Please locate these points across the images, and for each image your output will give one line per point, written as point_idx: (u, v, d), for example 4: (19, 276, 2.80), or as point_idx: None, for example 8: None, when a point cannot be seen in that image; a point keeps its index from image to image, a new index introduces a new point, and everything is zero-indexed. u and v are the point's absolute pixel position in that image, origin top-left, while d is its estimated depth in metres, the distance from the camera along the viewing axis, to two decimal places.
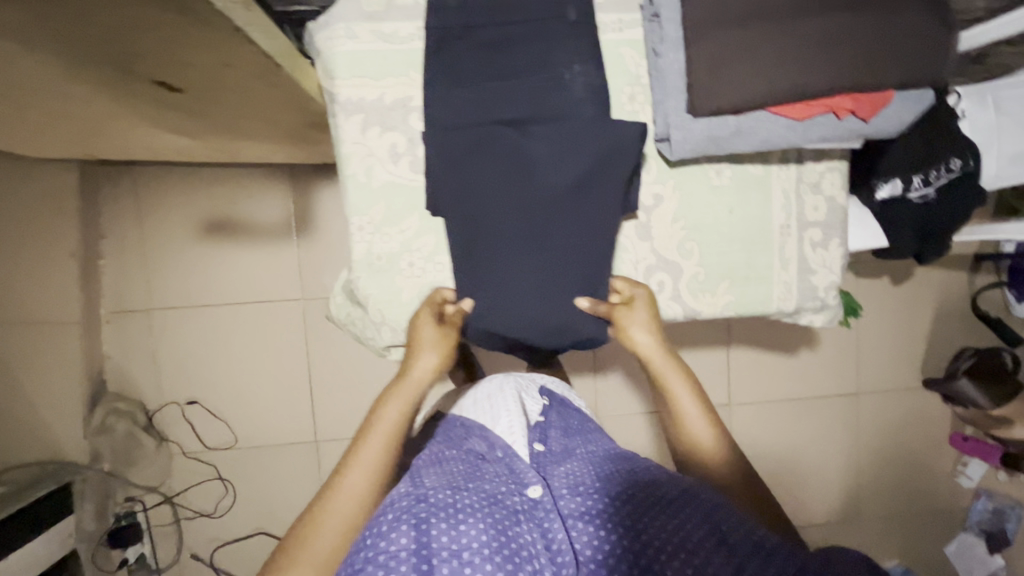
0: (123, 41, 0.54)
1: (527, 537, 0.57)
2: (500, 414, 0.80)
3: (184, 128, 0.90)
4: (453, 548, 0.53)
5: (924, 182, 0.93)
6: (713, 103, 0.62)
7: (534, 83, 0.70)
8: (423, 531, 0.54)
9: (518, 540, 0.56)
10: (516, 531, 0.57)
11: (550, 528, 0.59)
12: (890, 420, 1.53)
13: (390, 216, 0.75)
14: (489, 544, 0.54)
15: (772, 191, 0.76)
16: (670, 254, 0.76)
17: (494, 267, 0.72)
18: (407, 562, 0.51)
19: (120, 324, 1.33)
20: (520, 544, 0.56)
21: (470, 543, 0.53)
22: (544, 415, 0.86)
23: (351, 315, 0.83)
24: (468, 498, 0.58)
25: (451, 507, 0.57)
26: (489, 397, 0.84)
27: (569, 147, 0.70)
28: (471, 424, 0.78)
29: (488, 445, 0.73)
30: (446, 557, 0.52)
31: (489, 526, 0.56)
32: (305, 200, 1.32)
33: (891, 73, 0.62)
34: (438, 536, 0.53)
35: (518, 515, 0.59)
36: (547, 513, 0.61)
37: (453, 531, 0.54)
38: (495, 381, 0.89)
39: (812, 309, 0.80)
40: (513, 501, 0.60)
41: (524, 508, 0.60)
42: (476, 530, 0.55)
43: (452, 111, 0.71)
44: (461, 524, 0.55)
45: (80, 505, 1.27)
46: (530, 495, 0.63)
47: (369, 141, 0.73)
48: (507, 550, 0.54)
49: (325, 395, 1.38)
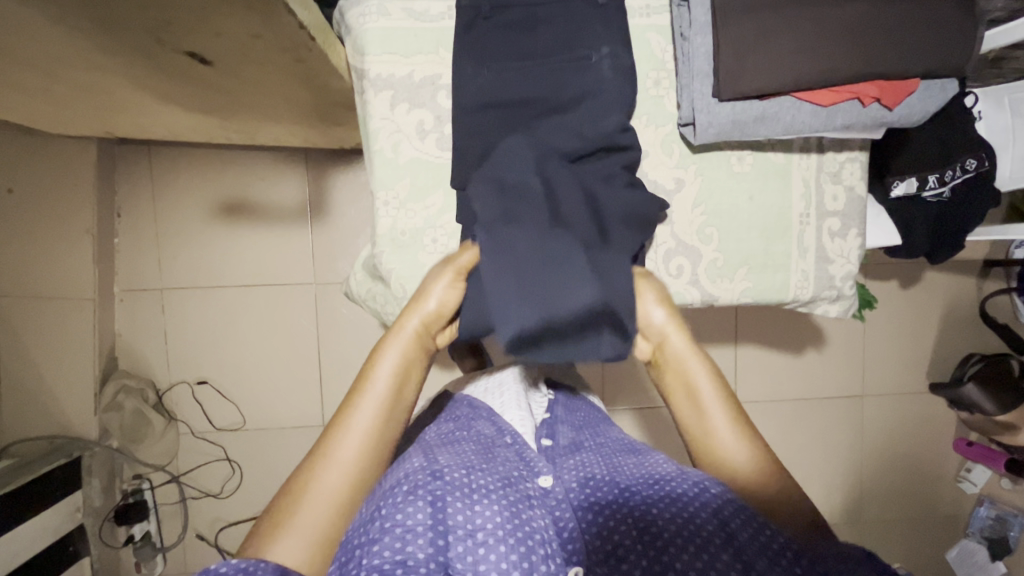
0: (154, 8, 0.55)
1: (540, 522, 0.58)
2: (509, 404, 0.81)
3: (207, 103, 0.91)
4: (468, 527, 0.55)
5: (939, 181, 0.95)
6: (738, 87, 0.62)
7: (547, 93, 0.71)
8: (439, 509, 0.56)
9: (531, 523, 0.58)
10: (529, 515, 0.59)
11: (561, 516, 0.61)
12: (894, 423, 1.54)
13: (416, 192, 0.75)
14: (503, 526, 0.56)
15: (792, 181, 0.76)
16: (690, 239, 0.76)
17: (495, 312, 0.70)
18: (423, 536, 0.53)
19: (132, 301, 1.34)
20: (533, 528, 0.58)
21: (484, 524, 0.56)
22: (550, 412, 0.85)
23: (372, 290, 0.83)
24: (481, 480, 0.61)
25: (466, 487, 0.59)
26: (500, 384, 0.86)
27: (610, 99, 0.70)
28: (480, 408, 0.79)
29: (497, 430, 0.74)
30: (461, 536, 0.55)
31: (503, 508, 0.58)
32: (319, 185, 1.33)
33: (917, 62, 0.62)
34: (454, 514, 0.56)
35: (531, 500, 0.61)
36: (557, 502, 0.63)
37: (468, 511, 0.56)
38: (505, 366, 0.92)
39: (828, 298, 0.80)
40: (525, 486, 0.63)
41: (535, 494, 0.62)
42: (490, 512, 0.57)
43: (483, 149, 0.72)
44: (476, 504, 0.57)
45: (89, 480, 1.28)
46: (541, 484, 0.65)
47: (397, 117, 0.73)
48: (520, 532, 0.56)
49: (334, 379, 1.39)
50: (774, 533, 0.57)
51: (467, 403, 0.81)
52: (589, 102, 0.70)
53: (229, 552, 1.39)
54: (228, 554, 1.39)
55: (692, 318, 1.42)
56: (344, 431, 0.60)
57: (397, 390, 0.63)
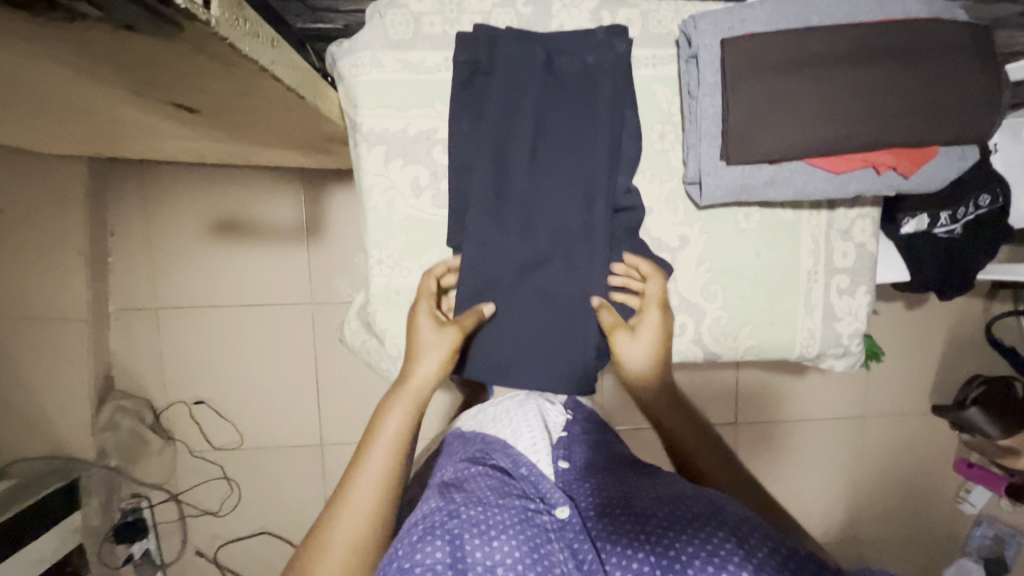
0: (132, 71, 0.53)
1: (559, 556, 0.60)
2: (521, 430, 0.79)
3: (198, 135, 0.89)
4: (487, 563, 0.57)
5: (951, 218, 0.94)
6: (747, 153, 0.59)
7: (547, 150, 0.68)
8: (457, 546, 0.58)
9: (551, 557, 0.59)
10: (547, 548, 0.60)
11: (580, 548, 0.61)
12: (894, 443, 1.53)
13: (410, 249, 0.72)
14: (522, 560, 0.58)
15: (800, 237, 0.74)
16: (693, 296, 0.73)
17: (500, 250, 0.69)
18: (443, 573, 0.55)
19: (127, 322, 1.33)
20: (553, 561, 0.59)
21: (504, 559, 0.58)
22: (567, 430, 0.87)
23: (365, 343, 0.79)
24: (498, 515, 0.62)
25: (483, 523, 0.60)
26: (510, 414, 0.86)
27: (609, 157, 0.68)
28: (494, 442, 0.78)
29: (512, 462, 0.72)
30: (481, 571, 0.57)
31: (522, 543, 0.59)
32: (316, 204, 1.31)
33: (938, 132, 0.59)
34: (472, 551, 0.58)
35: (549, 534, 0.62)
36: (576, 534, 0.62)
37: (486, 547, 0.58)
38: (511, 399, 0.91)
39: (833, 354, 0.77)
40: (543, 520, 0.63)
41: (554, 527, 0.63)
42: (509, 546, 0.59)
43: (483, 209, 0.68)
44: (495, 540, 0.59)
45: (87, 500, 1.28)
46: (558, 516, 0.64)
47: (391, 173, 0.71)
48: (539, 565, 0.58)
49: (332, 399, 1.38)
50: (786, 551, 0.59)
51: (481, 439, 0.80)
52: (590, 161, 0.68)
53: (228, 569, 1.40)
54: (228, 570, 1.40)
55: None
56: (351, 493, 0.61)
57: (401, 448, 0.65)
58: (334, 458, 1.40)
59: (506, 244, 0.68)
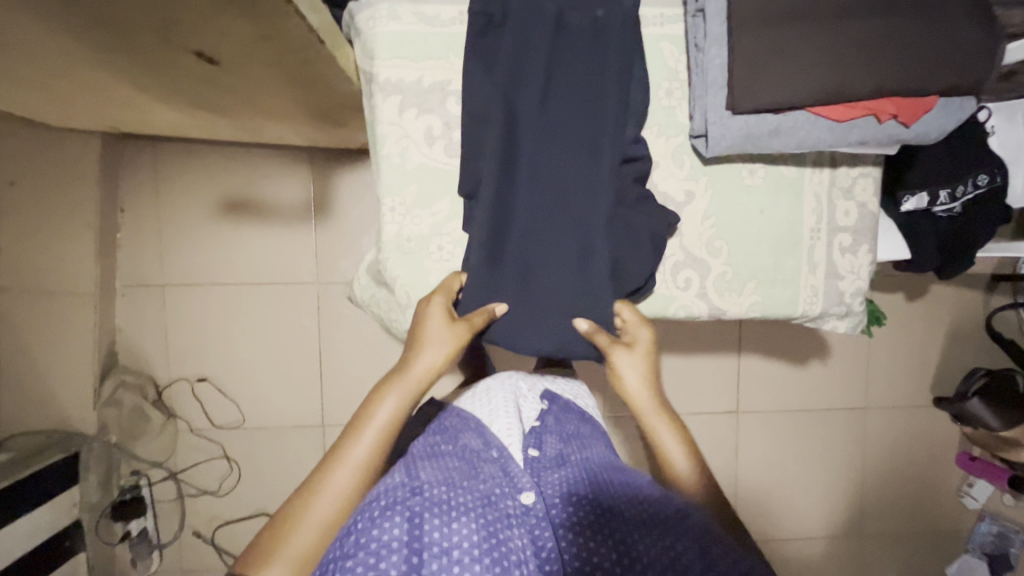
0: (158, 10, 0.55)
1: (518, 541, 0.58)
2: (498, 412, 0.80)
3: (211, 102, 0.91)
4: (444, 545, 0.54)
5: (951, 197, 0.95)
6: (753, 101, 0.61)
7: (559, 102, 0.70)
8: (416, 525, 0.55)
9: (508, 543, 0.57)
10: (507, 534, 0.58)
11: (540, 534, 0.60)
12: (896, 436, 1.52)
13: (422, 198, 0.74)
14: (479, 544, 0.55)
15: (804, 195, 0.75)
16: (699, 251, 0.75)
17: (511, 200, 0.71)
18: (398, 553, 0.52)
19: (134, 297, 1.33)
20: (510, 547, 0.57)
21: (460, 542, 0.55)
22: (540, 421, 0.85)
23: (375, 296, 0.82)
24: (461, 497, 0.61)
25: (444, 504, 0.59)
26: (489, 390, 0.87)
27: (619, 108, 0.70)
28: (469, 417, 0.80)
29: (484, 443, 0.73)
30: (437, 553, 0.53)
31: (480, 526, 0.57)
32: (324, 185, 1.33)
33: (935, 81, 0.61)
34: (430, 531, 0.55)
35: (511, 518, 0.61)
36: (538, 520, 0.62)
37: (444, 528, 0.56)
38: (495, 379, 0.91)
39: (836, 314, 0.79)
40: (506, 504, 0.62)
41: (515, 512, 0.62)
42: (467, 530, 0.56)
43: (498, 157, 0.70)
44: (453, 522, 0.57)
45: (85, 475, 1.27)
46: (522, 501, 0.64)
47: (406, 123, 0.72)
48: (496, 552, 0.56)
49: (335, 380, 1.38)
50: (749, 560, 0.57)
51: (456, 413, 0.82)
52: (601, 112, 0.70)
53: (226, 551, 1.38)
54: (224, 552, 1.38)
55: (694, 326, 1.42)
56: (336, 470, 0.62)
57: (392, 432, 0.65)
58: (335, 439, 1.39)
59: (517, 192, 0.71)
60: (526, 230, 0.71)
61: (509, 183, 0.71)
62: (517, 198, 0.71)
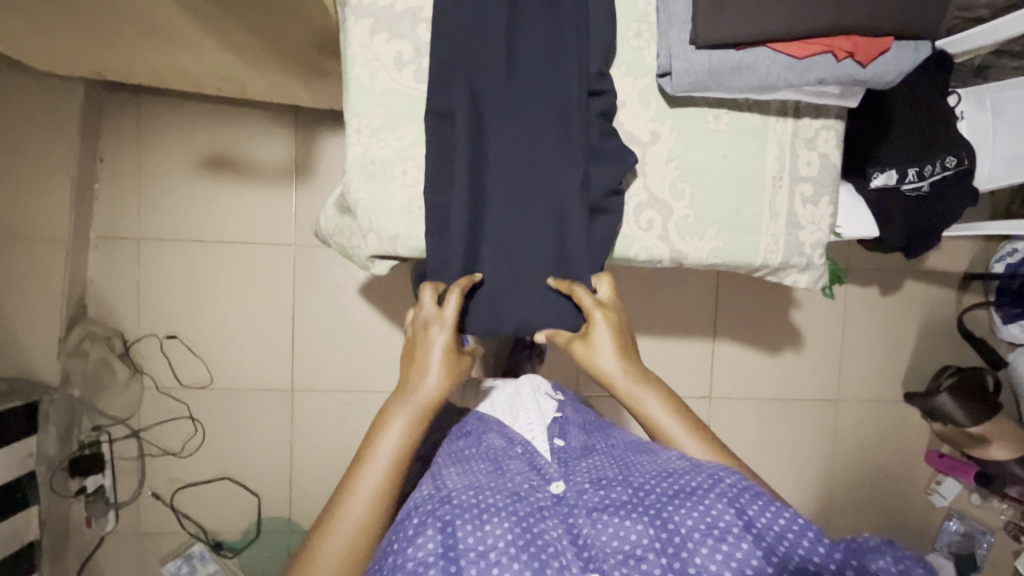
0: None
1: (553, 532, 0.58)
2: (518, 410, 0.82)
3: (197, 37, 0.93)
4: (479, 549, 0.54)
5: (919, 175, 0.97)
6: (714, 33, 0.65)
7: (527, 35, 0.73)
8: (449, 533, 0.55)
9: (542, 536, 0.57)
10: (540, 527, 0.58)
11: (575, 521, 0.60)
12: (867, 431, 1.53)
13: (389, 120, 0.73)
14: (515, 543, 0.55)
15: (767, 142, 0.78)
16: (662, 193, 0.77)
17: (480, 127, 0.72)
18: (434, 566, 0.53)
19: (108, 250, 1.32)
20: (546, 540, 0.57)
21: (496, 543, 0.55)
22: (561, 412, 0.85)
23: (340, 226, 0.82)
24: (490, 497, 0.59)
25: (474, 507, 0.58)
26: (510, 398, 0.87)
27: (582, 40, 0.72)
28: (489, 420, 0.79)
29: (507, 439, 0.74)
30: (473, 558, 0.54)
31: (513, 523, 0.57)
32: (307, 146, 1.33)
33: (885, 20, 0.65)
34: (464, 536, 0.55)
35: (544, 511, 0.60)
36: (571, 508, 0.61)
37: (477, 532, 0.55)
38: (514, 385, 0.92)
39: (796, 266, 0.82)
40: (537, 497, 0.62)
41: (548, 504, 0.61)
42: (500, 530, 0.56)
43: (468, 83, 0.71)
44: (485, 523, 0.56)
45: (46, 428, 1.24)
46: (553, 491, 0.63)
47: (376, 46, 0.72)
48: (532, 547, 0.55)
49: (306, 344, 1.37)
50: (787, 513, 0.56)
51: (477, 416, 0.82)
52: (567, 44, 0.72)
53: (185, 514, 1.36)
54: (183, 516, 1.36)
55: (670, 310, 1.43)
56: (352, 498, 0.61)
57: (404, 455, 0.64)
58: (303, 405, 1.38)
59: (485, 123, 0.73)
60: (494, 160, 0.73)
61: (480, 111, 0.72)
62: (485, 125, 0.73)
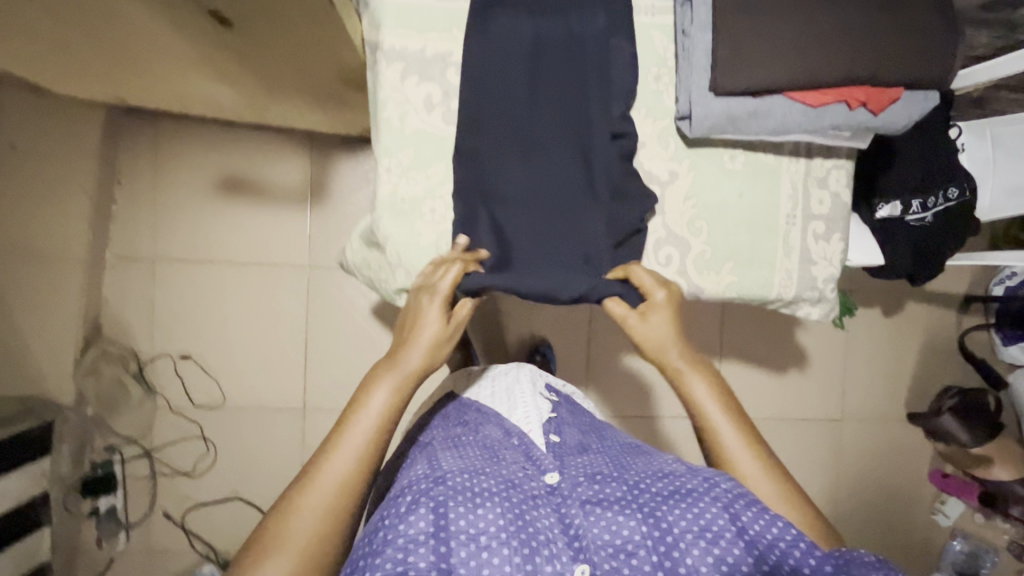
0: None
1: (545, 521, 0.60)
2: (517, 405, 0.82)
3: (229, 69, 0.96)
4: (470, 532, 0.57)
5: (922, 207, 1.00)
6: (732, 82, 0.68)
7: (551, 77, 0.76)
8: (441, 515, 0.57)
9: (535, 524, 0.59)
10: (533, 515, 0.60)
11: (567, 512, 0.62)
12: (872, 450, 1.55)
13: (418, 160, 0.76)
14: (506, 528, 0.57)
15: (781, 181, 0.81)
16: (680, 229, 0.80)
17: (504, 167, 0.76)
18: (425, 545, 0.55)
19: (123, 269, 1.33)
20: (537, 529, 0.59)
21: (487, 527, 0.57)
22: (556, 411, 0.86)
23: (366, 258, 0.84)
24: (483, 483, 0.62)
25: (468, 491, 0.61)
26: (507, 387, 0.89)
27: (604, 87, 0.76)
28: (489, 412, 0.83)
29: (504, 432, 0.77)
30: (464, 541, 0.56)
31: (505, 510, 0.59)
32: (322, 169, 1.36)
33: (893, 72, 0.69)
34: (456, 519, 0.57)
35: (537, 500, 0.63)
36: (564, 499, 0.63)
37: (470, 516, 0.58)
38: (512, 373, 0.95)
39: (809, 300, 0.84)
40: (530, 487, 0.64)
41: (541, 493, 0.64)
42: (492, 515, 0.58)
43: (493, 125, 0.75)
44: (478, 508, 0.59)
45: (58, 448, 1.22)
46: (546, 481, 0.66)
47: (407, 89, 0.75)
48: (523, 534, 0.58)
49: (319, 365, 1.39)
50: (781, 521, 0.57)
51: (477, 408, 0.84)
52: (589, 87, 0.76)
53: (196, 534, 1.36)
54: (195, 536, 1.36)
55: None
56: (331, 460, 0.60)
57: (388, 419, 0.64)
58: (316, 425, 1.39)
59: (508, 160, 0.76)
60: (517, 195, 0.76)
61: (504, 148, 0.76)
62: (509, 163, 0.76)
